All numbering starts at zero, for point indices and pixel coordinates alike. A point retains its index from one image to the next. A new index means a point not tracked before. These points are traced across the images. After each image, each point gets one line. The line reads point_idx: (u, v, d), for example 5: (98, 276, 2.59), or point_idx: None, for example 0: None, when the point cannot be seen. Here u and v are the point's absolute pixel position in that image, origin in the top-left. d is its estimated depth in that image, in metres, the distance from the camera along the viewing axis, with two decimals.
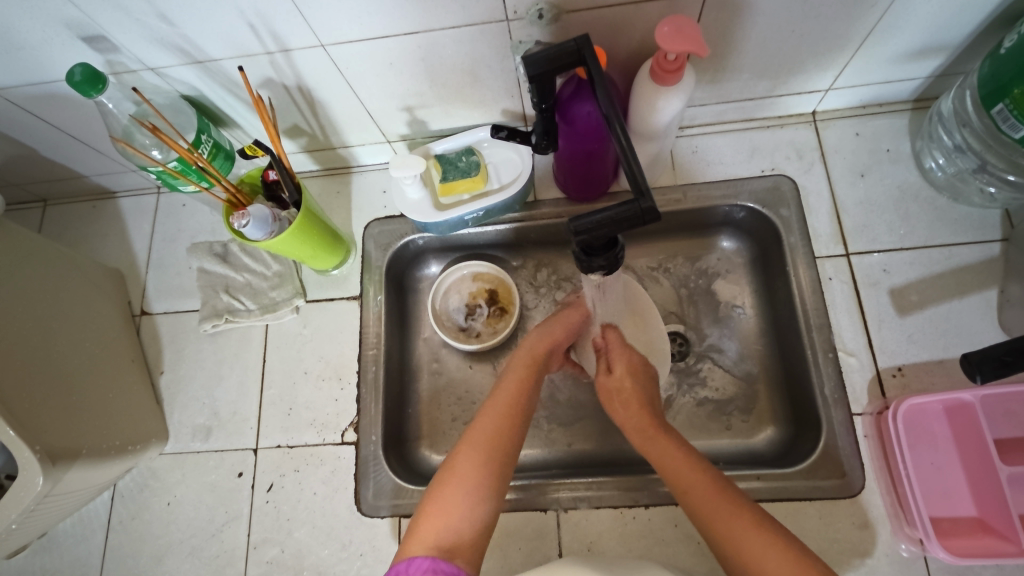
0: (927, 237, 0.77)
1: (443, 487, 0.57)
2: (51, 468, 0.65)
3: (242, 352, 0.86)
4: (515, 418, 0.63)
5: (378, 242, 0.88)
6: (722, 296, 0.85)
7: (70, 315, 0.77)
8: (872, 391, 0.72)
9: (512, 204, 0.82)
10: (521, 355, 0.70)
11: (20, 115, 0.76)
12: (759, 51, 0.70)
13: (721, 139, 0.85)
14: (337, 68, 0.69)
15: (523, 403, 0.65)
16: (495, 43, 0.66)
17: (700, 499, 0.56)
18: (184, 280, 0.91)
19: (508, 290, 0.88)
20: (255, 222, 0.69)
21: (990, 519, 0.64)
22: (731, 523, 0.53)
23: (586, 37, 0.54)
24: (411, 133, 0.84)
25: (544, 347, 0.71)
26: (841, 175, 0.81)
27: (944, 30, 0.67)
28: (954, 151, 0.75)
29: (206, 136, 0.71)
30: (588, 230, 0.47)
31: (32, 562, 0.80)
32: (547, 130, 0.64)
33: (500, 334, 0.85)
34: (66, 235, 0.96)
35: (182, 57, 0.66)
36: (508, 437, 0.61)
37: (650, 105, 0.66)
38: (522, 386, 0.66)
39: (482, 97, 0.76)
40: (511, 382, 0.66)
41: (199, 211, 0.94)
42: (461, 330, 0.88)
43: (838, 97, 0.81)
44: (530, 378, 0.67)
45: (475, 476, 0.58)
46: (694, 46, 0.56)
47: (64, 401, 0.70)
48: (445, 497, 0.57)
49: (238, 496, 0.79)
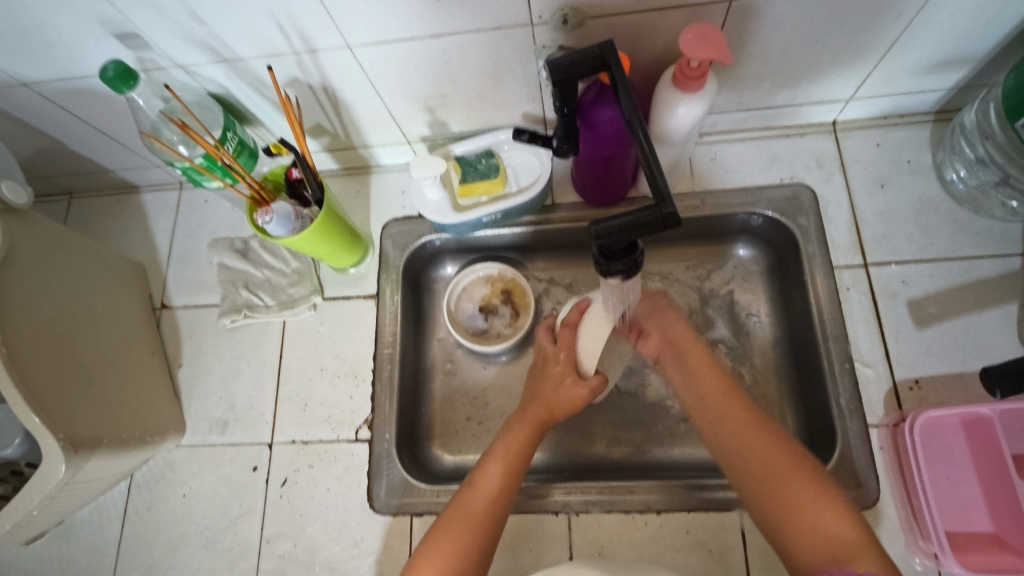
0: (947, 250, 0.76)
1: (445, 531, 0.59)
2: (73, 456, 0.66)
3: (259, 347, 0.87)
4: (518, 471, 0.64)
5: (396, 242, 0.89)
6: (738, 304, 0.85)
7: (93, 307, 0.78)
8: (888, 403, 0.71)
9: (530, 207, 0.83)
10: (524, 413, 0.68)
11: (51, 109, 0.77)
12: (781, 60, 0.70)
13: (739, 147, 0.85)
14: (362, 69, 0.70)
15: (523, 462, 0.65)
16: (519, 48, 0.67)
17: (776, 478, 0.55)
18: (204, 275, 0.93)
19: (507, 277, 0.90)
20: (278, 219, 0.71)
21: (1007, 535, 0.63)
22: (761, 449, 0.58)
23: (610, 43, 0.54)
24: (431, 135, 0.85)
25: (544, 409, 0.68)
26: (861, 186, 0.81)
27: (968, 43, 0.67)
28: (977, 163, 0.75)
29: (231, 134, 0.72)
30: (608, 234, 0.48)
31: (49, 550, 0.81)
32: (568, 135, 0.65)
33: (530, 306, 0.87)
34: (90, 228, 0.98)
35: (211, 56, 0.67)
36: (512, 483, 0.63)
37: (671, 112, 0.66)
38: (524, 447, 0.65)
39: (504, 100, 0.76)
40: (514, 439, 0.65)
41: (221, 207, 0.95)
42: (494, 336, 0.88)
43: (859, 107, 0.81)
44: (532, 436, 0.66)
45: (483, 521, 0.59)
46: (718, 53, 0.56)
47: (87, 391, 0.71)
48: (452, 535, 0.58)
49: (253, 490, 0.80)
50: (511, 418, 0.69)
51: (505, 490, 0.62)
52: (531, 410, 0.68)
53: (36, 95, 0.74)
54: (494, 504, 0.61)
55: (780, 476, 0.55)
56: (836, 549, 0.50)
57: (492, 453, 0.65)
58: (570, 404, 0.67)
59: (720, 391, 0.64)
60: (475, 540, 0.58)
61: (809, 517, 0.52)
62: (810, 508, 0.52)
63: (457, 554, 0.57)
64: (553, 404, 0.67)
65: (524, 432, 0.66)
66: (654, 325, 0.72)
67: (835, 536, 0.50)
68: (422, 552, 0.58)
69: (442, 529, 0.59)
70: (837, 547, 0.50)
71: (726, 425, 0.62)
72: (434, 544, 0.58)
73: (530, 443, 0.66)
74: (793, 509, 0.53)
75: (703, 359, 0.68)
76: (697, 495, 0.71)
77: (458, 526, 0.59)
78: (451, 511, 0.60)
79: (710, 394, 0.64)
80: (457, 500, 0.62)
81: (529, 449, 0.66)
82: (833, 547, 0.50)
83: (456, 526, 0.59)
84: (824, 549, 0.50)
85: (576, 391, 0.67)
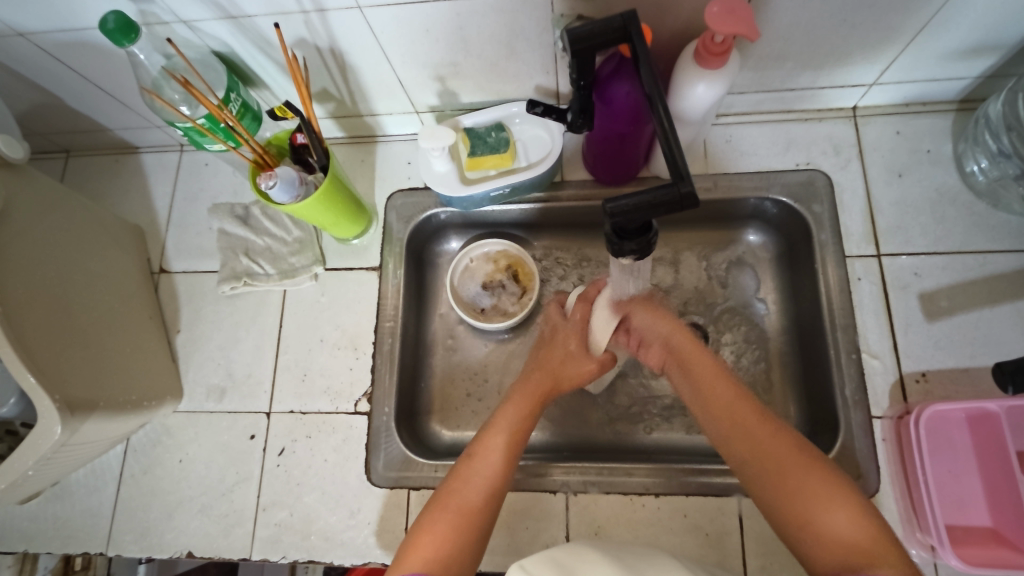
0: (962, 242, 0.75)
1: (439, 514, 0.57)
2: (69, 418, 0.66)
3: (259, 315, 0.86)
4: (517, 447, 0.62)
5: (400, 214, 0.87)
6: (746, 290, 0.84)
7: (90, 269, 0.77)
8: (894, 395, 0.71)
9: (540, 182, 0.81)
10: (525, 390, 0.67)
11: (48, 62, 0.75)
12: (806, 40, 0.68)
13: (756, 129, 0.83)
14: (372, 33, 0.67)
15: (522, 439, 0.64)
16: (537, 15, 0.64)
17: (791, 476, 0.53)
18: (204, 241, 0.91)
19: (506, 253, 0.89)
20: (281, 184, 0.68)
21: (1005, 530, 0.63)
22: (770, 450, 0.55)
23: (634, 12, 0.52)
24: (440, 105, 0.82)
25: (549, 384, 0.68)
26: (878, 174, 0.79)
27: (1001, 29, 0.65)
28: (999, 155, 0.73)
29: (235, 95, 0.70)
30: (623, 213, 0.46)
31: (45, 509, 0.81)
32: (584, 108, 0.62)
33: (534, 274, 0.86)
34: (87, 188, 0.96)
35: (216, 12, 0.64)
36: (510, 464, 0.61)
37: (690, 89, 0.64)
38: (523, 423, 0.64)
39: (517, 71, 0.74)
40: (511, 416, 0.64)
41: (222, 170, 0.93)
42: (508, 310, 0.87)
43: (881, 93, 0.78)
44: (533, 412, 0.65)
45: (480, 500, 0.58)
46: (744, 27, 0.54)
47: (84, 353, 0.70)
48: (446, 520, 0.57)
49: (250, 458, 0.80)
50: (510, 394, 0.68)
51: (504, 467, 0.60)
52: (536, 383, 0.68)
53: (33, 46, 0.72)
54: (493, 480, 0.60)
55: (794, 472, 0.53)
56: (851, 547, 0.48)
57: (489, 429, 0.64)
58: (576, 378, 0.68)
59: (724, 393, 0.60)
60: (467, 528, 0.57)
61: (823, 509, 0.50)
62: (823, 501, 0.51)
63: (453, 536, 0.56)
64: (559, 381, 0.68)
65: (525, 407, 0.65)
66: (651, 332, 0.70)
67: (850, 536, 0.48)
68: (418, 532, 0.57)
69: (438, 508, 0.58)
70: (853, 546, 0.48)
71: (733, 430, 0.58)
72: (429, 526, 0.56)
73: (529, 421, 0.65)
74: (804, 503, 0.51)
75: (698, 359, 0.64)
76: (697, 479, 0.71)
77: (454, 507, 0.58)
78: (445, 495, 0.59)
79: (714, 392, 0.61)
80: (450, 482, 0.60)
81: (529, 422, 0.65)
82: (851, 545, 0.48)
83: (452, 505, 0.58)
84: (841, 550, 0.48)
85: (584, 367, 0.68)
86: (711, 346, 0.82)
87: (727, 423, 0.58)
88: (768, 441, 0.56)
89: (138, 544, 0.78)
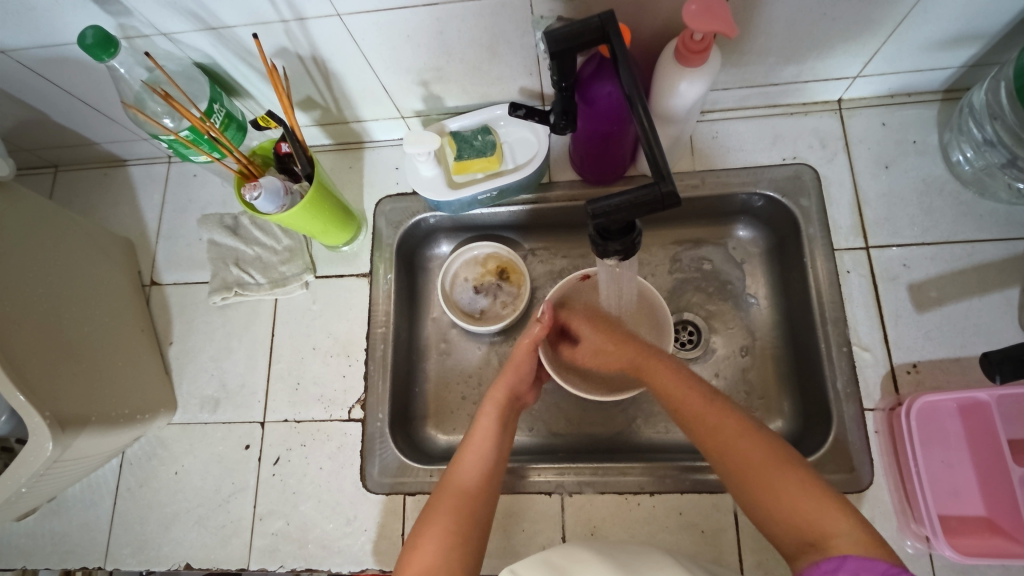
0: (950, 232, 0.75)
1: (428, 532, 0.57)
2: (60, 434, 0.65)
3: (251, 325, 0.86)
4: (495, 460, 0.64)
5: (389, 220, 0.87)
6: (736, 286, 0.84)
7: (79, 284, 0.77)
8: (886, 387, 0.71)
9: (527, 184, 0.81)
10: (488, 400, 0.69)
11: (31, 78, 0.75)
12: (787, 34, 0.68)
13: (742, 125, 0.83)
14: (353, 39, 0.67)
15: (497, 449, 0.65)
16: (517, 18, 0.64)
17: (769, 487, 0.52)
18: (195, 252, 0.91)
19: (496, 257, 0.89)
20: (266, 195, 0.68)
21: (999, 518, 0.63)
22: (743, 447, 0.55)
23: (611, 13, 0.52)
24: (426, 109, 0.82)
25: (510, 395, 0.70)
26: (865, 166, 0.79)
27: (982, 18, 0.65)
28: (985, 144, 0.73)
29: (218, 106, 0.71)
30: (605, 213, 0.46)
31: (41, 525, 0.81)
32: (567, 110, 0.62)
33: (523, 270, 0.87)
34: (77, 202, 0.96)
35: (195, 23, 0.64)
36: (491, 477, 0.62)
37: (672, 87, 0.64)
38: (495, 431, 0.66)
39: (500, 73, 0.74)
40: (485, 439, 0.65)
41: (211, 181, 0.93)
42: (507, 307, 0.87)
43: (866, 85, 0.78)
44: (504, 418, 0.68)
45: (470, 501, 0.60)
46: (722, 25, 0.54)
47: (74, 368, 0.70)
48: (433, 546, 0.56)
49: (245, 468, 0.80)
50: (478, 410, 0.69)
51: (488, 471, 0.62)
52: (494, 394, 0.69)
53: (15, 62, 0.72)
54: (484, 483, 0.61)
55: (766, 473, 0.53)
56: (814, 538, 0.49)
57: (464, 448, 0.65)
58: (523, 374, 0.71)
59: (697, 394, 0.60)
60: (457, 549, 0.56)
61: (793, 498, 0.51)
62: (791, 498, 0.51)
63: (445, 551, 0.55)
64: (515, 386, 0.71)
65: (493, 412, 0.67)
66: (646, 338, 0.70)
67: (818, 527, 0.49)
68: (410, 550, 0.56)
69: (431, 521, 0.58)
70: (819, 537, 0.49)
71: (706, 420, 0.58)
72: (418, 552, 0.55)
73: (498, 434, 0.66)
74: (774, 499, 0.52)
75: (652, 361, 0.65)
76: (690, 477, 0.71)
77: (444, 517, 0.58)
78: (429, 516, 0.58)
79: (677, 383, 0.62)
80: (439, 496, 0.61)
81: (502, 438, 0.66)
82: (815, 533, 0.49)
83: (442, 515, 0.58)
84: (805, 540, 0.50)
85: (518, 350, 0.71)
86: (702, 343, 0.82)
87: (695, 422, 0.59)
88: (729, 427, 0.56)
89: (136, 557, 0.78)
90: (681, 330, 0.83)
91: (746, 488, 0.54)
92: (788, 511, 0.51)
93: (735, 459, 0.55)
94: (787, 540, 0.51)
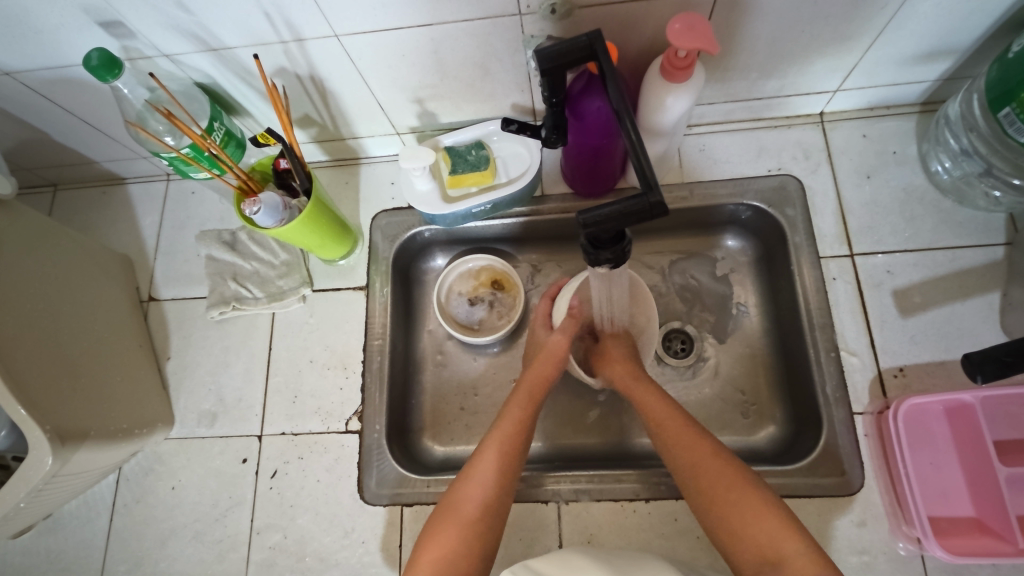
0: (931, 239, 0.77)
1: (447, 523, 0.59)
2: (60, 448, 0.66)
3: (248, 340, 0.87)
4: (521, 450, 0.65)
5: (385, 234, 0.89)
6: (726, 295, 0.86)
7: (79, 300, 0.78)
8: (873, 390, 0.72)
9: (520, 198, 0.83)
10: (520, 390, 0.70)
11: (35, 98, 0.76)
12: (768, 51, 0.71)
13: (728, 138, 0.85)
14: (350, 59, 0.69)
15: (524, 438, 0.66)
16: (508, 37, 0.66)
17: (734, 511, 0.55)
18: (192, 267, 0.92)
19: (493, 269, 0.90)
20: (265, 210, 0.70)
21: (988, 519, 0.64)
22: (714, 472, 0.58)
23: (598, 31, 0.54)
24: (420, 126, 0.84)
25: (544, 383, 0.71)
26: (848, 177, 0.82)
27: (953, 34, 0.68)
28: (962, 154, 0.76)
29: (218, 124, 0.72)
30: (596, 223, 0.48)
31: (37, 543, 0.81)
32: (557, 125, 0.64)
33: (518, 286, 0.88)
34: (76, 220, 0.97)
35: (197, 44, 0.66)
36: (507, 479, 0.62)
37: (659, 102, 0.66)
38: (522, 423, 0.67)
39: (493, 90, 0.76)
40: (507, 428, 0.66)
41: (209, 198, 0.95)
42: (499, 317, 0.88)
43: (845, 99, 0.81)
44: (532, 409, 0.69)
45: (486, 497, 0.61)
46: (705, 43, 0.56)
47: (74, 383, 0.71)
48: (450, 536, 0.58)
49: (242, 481, 0.80)
50: (509, 396, 0.71)
51: (512, 461, 0.64)
52: (528, 383, 0.71)
53: (19, 84, 0.73)
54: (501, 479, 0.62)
55: (735, 498, 0.56)
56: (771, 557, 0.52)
57: (487, 441, 0.65)
58: (556, 362, 0.73)
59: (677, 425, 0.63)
60: (473, 538, 0.58)
61: (747, 523, 0.54)
62: (753, 521, 0.54)
63: (463, 543, 0.58)
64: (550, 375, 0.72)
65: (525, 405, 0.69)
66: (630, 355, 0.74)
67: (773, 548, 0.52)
68: (424, 542, 0.59)
69: (444, 518, 0.60)
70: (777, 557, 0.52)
71: (683, 451, 0.61)
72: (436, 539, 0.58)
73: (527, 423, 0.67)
74: (738, 522, 0.55)
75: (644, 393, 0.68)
76: None
77: (457, 513, 0.60)
78: (448, 508, 0.61)
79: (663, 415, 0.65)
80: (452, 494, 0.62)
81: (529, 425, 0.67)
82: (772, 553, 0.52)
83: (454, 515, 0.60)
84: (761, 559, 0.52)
85: (552, 342, 0.74)
86: (695, 350, 0.84)
87: (669, 444, 0.63)
88: (698, 449, 0.60)
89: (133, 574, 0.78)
90: (675, 340, 0.85)
91: (709, 509, 0.57)
92: (748, 533, 0.54)
93: (699, 480, 0.59)
94: (744, 560, 0.54)
